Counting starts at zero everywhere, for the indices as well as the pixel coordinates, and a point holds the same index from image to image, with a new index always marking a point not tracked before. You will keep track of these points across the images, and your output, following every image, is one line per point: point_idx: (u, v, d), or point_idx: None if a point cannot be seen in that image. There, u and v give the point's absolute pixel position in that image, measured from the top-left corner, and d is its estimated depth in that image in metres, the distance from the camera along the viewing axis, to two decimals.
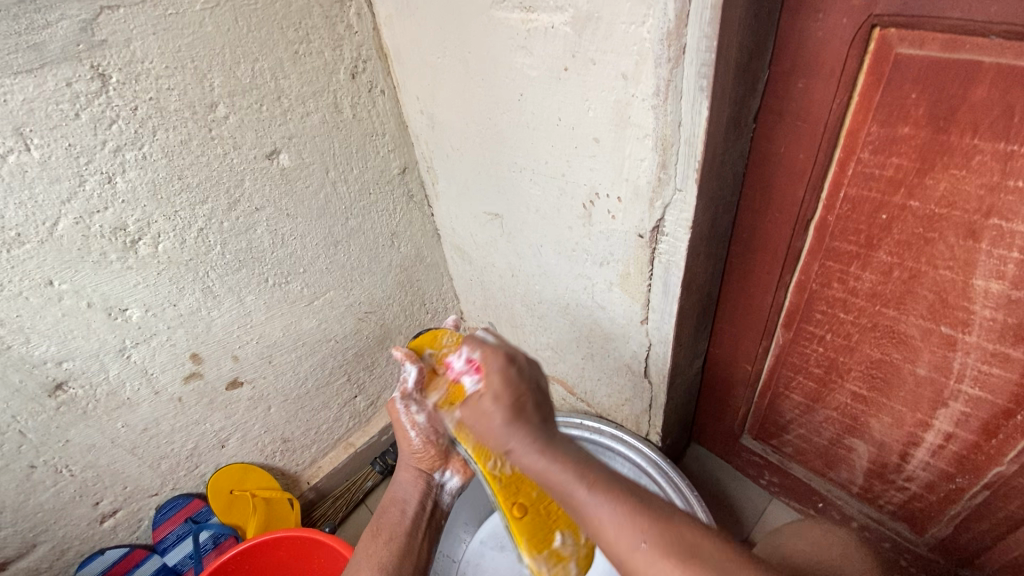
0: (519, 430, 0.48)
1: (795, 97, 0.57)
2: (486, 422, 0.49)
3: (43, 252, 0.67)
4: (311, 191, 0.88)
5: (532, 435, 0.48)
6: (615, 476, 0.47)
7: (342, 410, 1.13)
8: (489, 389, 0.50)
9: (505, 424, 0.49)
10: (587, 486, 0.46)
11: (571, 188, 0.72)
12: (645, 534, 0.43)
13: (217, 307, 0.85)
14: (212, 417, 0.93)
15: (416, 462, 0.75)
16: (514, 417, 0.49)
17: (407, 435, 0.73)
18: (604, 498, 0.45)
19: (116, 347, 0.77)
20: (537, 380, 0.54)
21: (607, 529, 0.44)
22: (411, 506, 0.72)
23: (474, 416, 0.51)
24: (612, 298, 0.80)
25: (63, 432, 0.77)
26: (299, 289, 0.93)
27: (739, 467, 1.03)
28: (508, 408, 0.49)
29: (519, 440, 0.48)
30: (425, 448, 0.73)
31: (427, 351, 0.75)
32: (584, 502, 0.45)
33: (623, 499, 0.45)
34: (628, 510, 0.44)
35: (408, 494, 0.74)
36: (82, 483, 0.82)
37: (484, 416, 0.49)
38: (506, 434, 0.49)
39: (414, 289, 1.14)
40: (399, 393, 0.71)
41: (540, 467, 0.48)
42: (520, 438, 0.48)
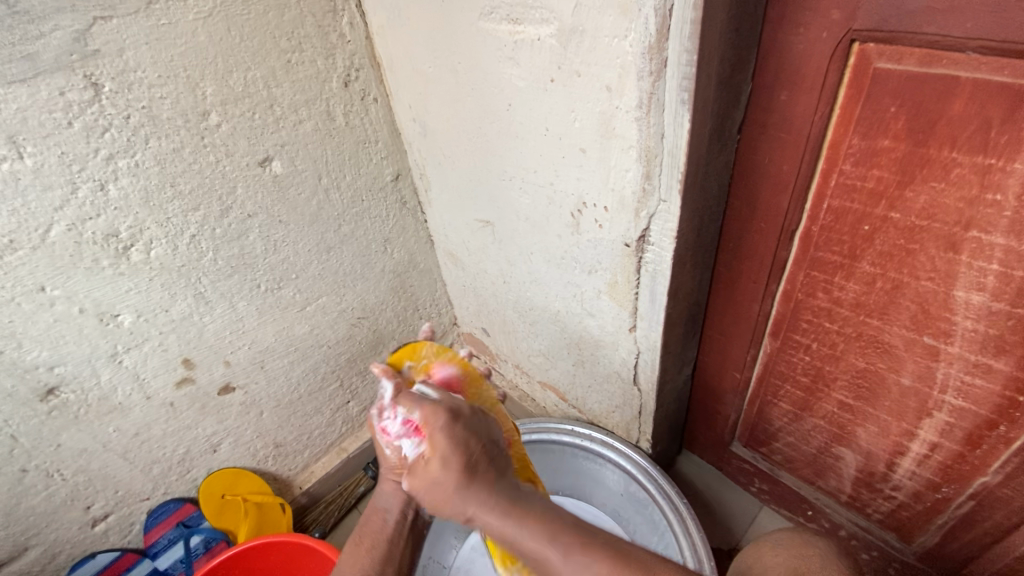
0: (477, 494, 0.49)
1: (778, 109, 0.58)
2: (438, 486, 0.50)
3: (35, 259, 0.67)
4: (303, 198, 0.89)
5: (491, 504, 0.49)
6: (580, 528, 0.47)
7: (334, 415, 1.14)
8: (437, 451, 0.51)
9: (459, 489, 0.49)
10: (552, 547, 0.46)
11: (559, 197, 0.73)
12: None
13: (210, 313, 0.85)
14: (204, 422, 0.93)
15: (395, 478, 0.69)
16: (467, 485, 0.49)
17: (383, 453, 0.65)
18: (569, 560, 0.45)
19: (108, 353, 0.78)
20: (489, 434, 0.55)
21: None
22: (393, 514, 0.69)
23: (426, 484, 0.51)
24: (601, 306, 0.80)
25: (55, 437, 0.77)
26: (291, 295, 0.94)
27: (729, 474, 1.03)
28: (461, 470, 0.50)
29: (478, 504, 0.49)
30: (405, 465, 0.67)
31: (407, 365, 0.75)
32: (551, 567, 0.45)
33: (592, 551, 0.45)
34: (600, 562, 0.45)
35: (390, 502, 0.70)
36: (74, 488, 0.82)
37: (435, 481, 0.50)
38: (461, 498, 0.49)
39: (407, 295, 1.15)
40: (380, 406, 0.68)
41: (503, 531, 0.48)
42: (478, 503, 0.48)
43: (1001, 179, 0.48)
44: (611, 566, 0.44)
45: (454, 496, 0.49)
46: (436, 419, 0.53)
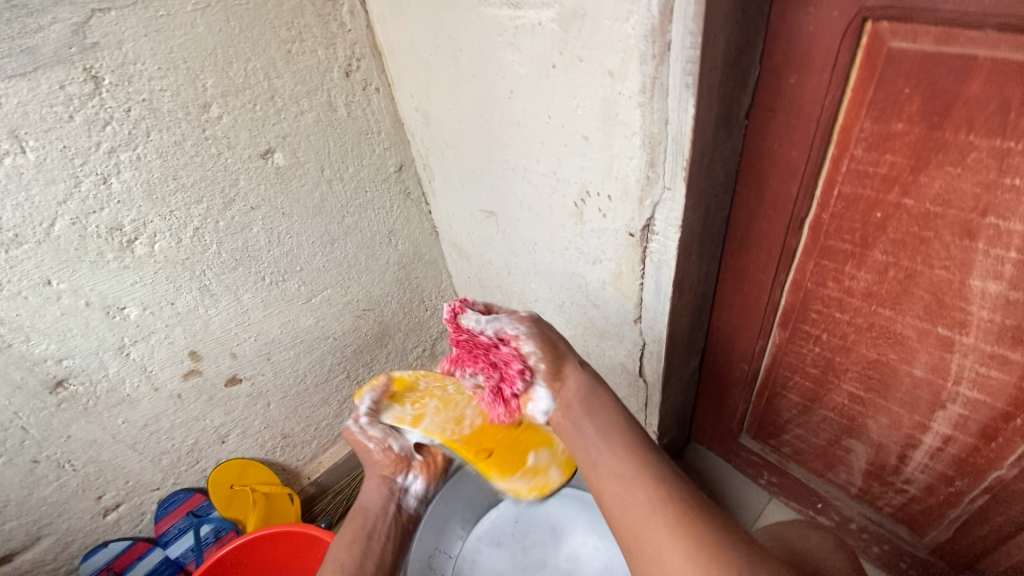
0: (589, 412, 0.60)
1: (787, 92, 0.56)
2: (563, 395, 0.63)
3: (41, 252, 0.68)
4: (306, 189, 0.88)
5: (598, 418, 0.59)
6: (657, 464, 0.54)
7: (341, 406, 1.14)
8: (569, 370, 0.64)
9: (584, 404, 0.61)
10: (628, 459, 0.54)
11: (562, 187, 0.72)
12: (660, 506, 0.49)
13: (215, 305, 0.86)
14: (211, 414, 0.94)
15: (379, 469, 0.70)
16: (587, 398, 0.62)
17: (369, 456, 0.70)
18: (633, 470, 0.52)
19: (115, 346, 0.79)
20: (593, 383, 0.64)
21: (625, 505, 0.51)
22: (373, 511, 0.68)
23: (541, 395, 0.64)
24: (606, 297, 0.79)
25: (65, 428, 0.79)
26: (296, 287, 0.94)
27: (738, 466, 1.02)
28: (587, 391, 0.62)
29: (582, 420, 0.60)
30: (387, 454, 0.69)
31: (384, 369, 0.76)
32: (618, 479, 0.53)
33: (645, 481, 0.51)
34: (655, 489, 0.50)
35: (371, 501, 0.69)
36: (85, 478, 0.84)
37: (563, 391, 0.63)
38: (577, 410, 0.61)
39: (413, 286, 1.14)
40: (352, 418, 0.70)
41: (592, 441, 0.58)
42: (590, 416, 0.60)
43: (1021, 163, 0.46)
44: (662, 495, 0.49)
45: (573, 401, 0.62)
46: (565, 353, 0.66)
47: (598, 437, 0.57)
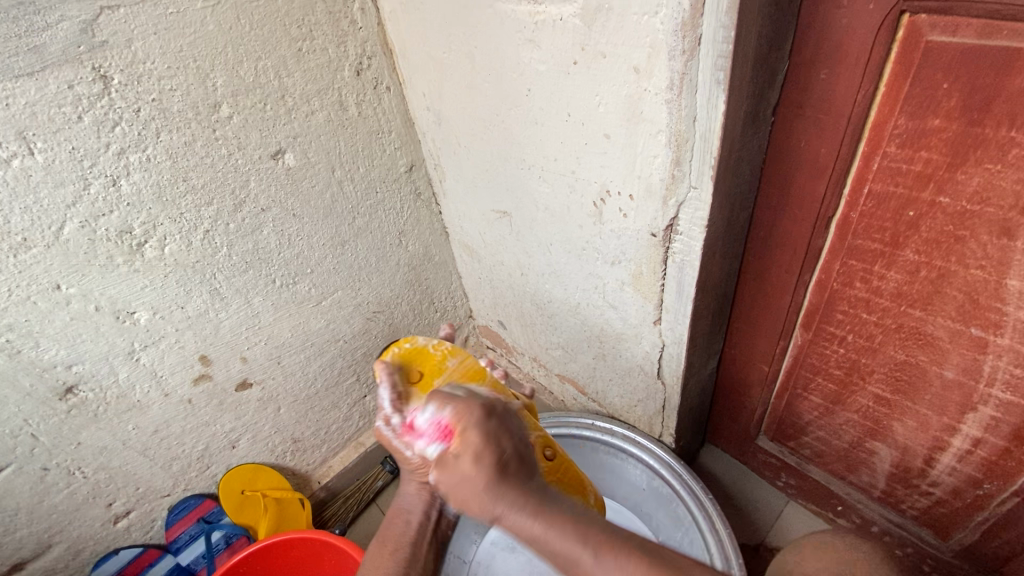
0: (503, 496, 0.44)
1: (817, 88, 0.54)
2: (466, 484, 0.45)
3: (49, 256, 0.66)
4: (317, 190, 0.87)
5: (522, 501, 0.44)
6: (610, 527, 0.45)
7: (352, 409, 1.13)
8: (468, 447, 0.46)
9: (489, 490, 0.44)
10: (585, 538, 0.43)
11: (581, 186, 0.70)
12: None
13: (225, 309, 0.84)
14: (222, 418, 0.92)
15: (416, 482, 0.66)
16: (493, 480, 0.45)
17: None
18: (605, 556, 0.42)
19: (125, 351, 0.77)
20: (519, 431, 0.50)
21: None
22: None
23: (453, 480, 0.46)
24: (624, 299, 0.78)
25: (75, 435, 0.77)
26: (306, 290, 0.93)
27: (754, 468, 1.00)
28: (491, 470, 0.45)
29: (507, 505, 0.44)
30: (426, 479, 0.66)
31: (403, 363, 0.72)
32: (589, 568, 0.42)
33: (633, 559, 0.42)
34: (644, 569, 0.41)
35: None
36: (95, 485, 0.82)
37: (466, 480, 0.45)
38: (492, 499, 0.44)
39: (423, 288, 1.13)
40: (378, 417, 0.65)
41: (534, 533, 0.44)
42: (510, 505, 0.44)
43: None
44: (656, 572, 0.41)
45: (482, 495, 0.44)
46: (470, 415, 0.48)
47: (532, 520, 0.44)
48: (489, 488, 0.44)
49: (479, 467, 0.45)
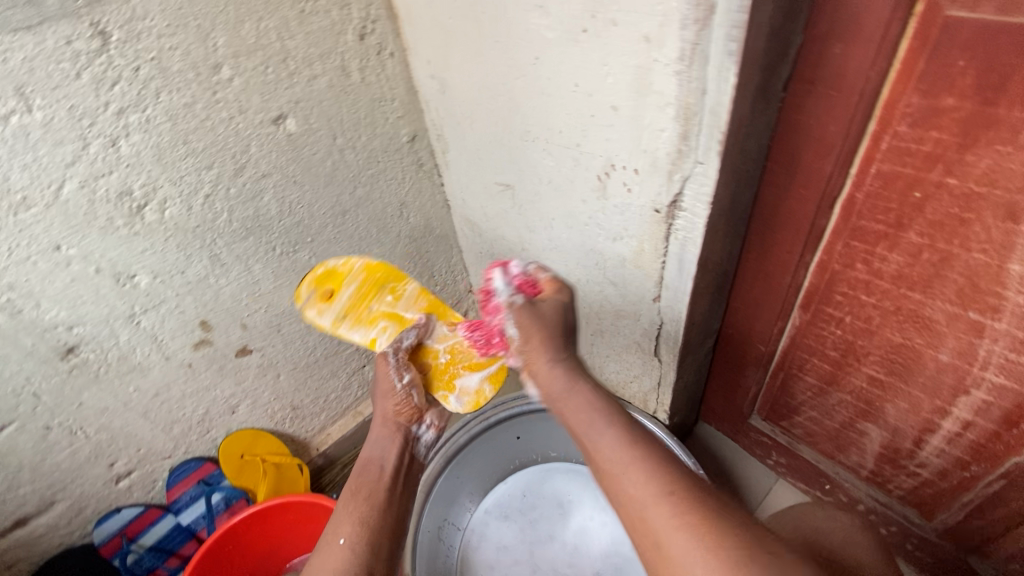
0: (562, 365, 0.58)
1: (830, 64, 0.53)
2: (535, 332, 0.59)
3: (49, 216, 0.66)
4: (318, 157, 0.86)
5: (576, 380, 0.58)
6: (646, 437, 0.51)
7: (350, 379, 1.14)
8: (546, 309, 0.61)
9: (552, 352, 0.59)
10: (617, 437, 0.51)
11: (585, 160, 0.70)
12: (664, 486, 0.45)
13: (226, 275, 0.84)
14: (222, 383, 0.93)
15: (393, 414, 0.70)
16: (558, 348, 0.59)
17: (388, 386, 0.71)
18: (636, 453, 0.49)
19: (125, 313, 0.77)
20: (578, 327, 0.64)
21: (630, 475, 0.47)
22: (389, 464, 0.68)
23: (526, 324, 0.60)
24: (624, 275, 0.78)
25: (77, 395, 0.78)
26: (307, 259, 0.93)
27: (746, 446, 1.02)
28: (556, 328, 0.60)
29: (562, 372, 0.58)
30: (405, 398, 0.70)
31: (308, 292, 0.78)
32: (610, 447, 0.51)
33: (652, 455, 0.48)
34: (653, 468, 0.47)
35: (385, 450, 0.69)
36: (97, 445, 0.84)
37: (533, 327, 0.60)
38: (552, 353, 0.59)
39: (423, 261, 1.13)
40: (392, 346, 0.73)
41: (575, 404, 0.56)
42: (559, 369, 0.58)
43: None
44: (661, 475, 0.46)
45: (545, 350, 0.59)
46: (557, 295, 0.62)
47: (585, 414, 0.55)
48: (550, 350, 0.59)
49: (553, 317, 0.61)
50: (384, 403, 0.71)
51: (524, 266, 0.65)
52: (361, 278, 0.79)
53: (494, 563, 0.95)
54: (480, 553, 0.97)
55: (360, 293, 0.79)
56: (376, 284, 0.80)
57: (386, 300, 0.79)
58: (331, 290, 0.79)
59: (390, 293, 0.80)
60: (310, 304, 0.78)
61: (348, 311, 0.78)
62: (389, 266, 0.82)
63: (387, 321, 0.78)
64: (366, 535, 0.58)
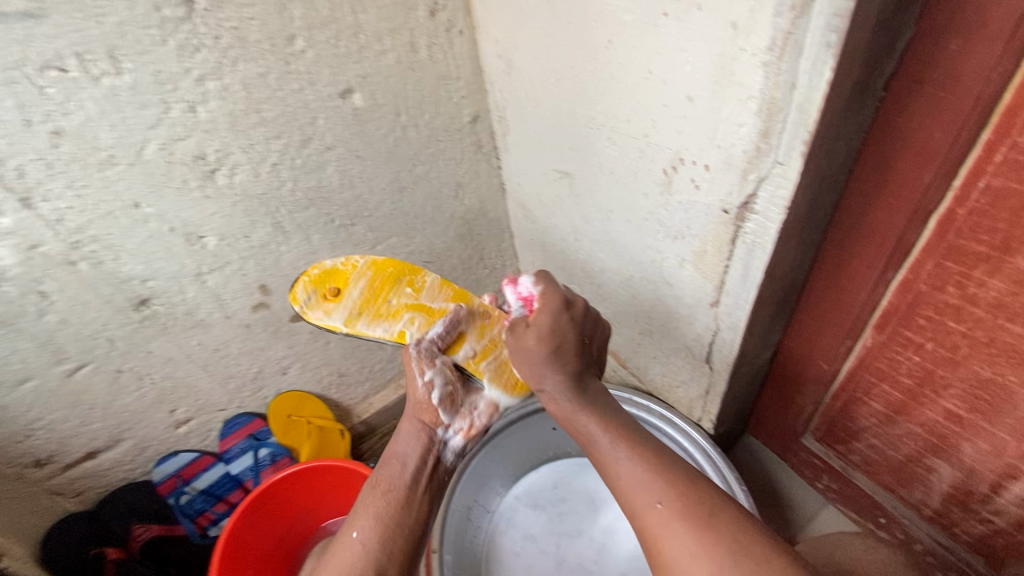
0: (556, 373, 0.62)
1: (943, 62, 0.47)
2: (528, 354, 0.63)
3: (132, 175, 0.70)
4: (381, 134, 0.87)
5: (570, 388, 0.61)
6: (646, 440, 0.56)
7: (394, 353, 1.16)
8: (537, 326, 0.64)
9: (544, 362, 0.62)
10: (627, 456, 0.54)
11: (651, 152, 0.66)
12: (662, 495, 0.50)
13: (286, 242, 0.87)
14: (275, 345, 0.97)
15: (418, 413, 0.71)
16: (550, 358, 0.62)
17: (414, 383, 0.71)
18: (632, 455, 0.54)
19: (193, 272, 0.82)
20: (589, 333, 0.67)
21: (626, 479, 0.53)
22: (410, 463, 0.68)
23: (519, 349, 0.64)
24: (681, 276, 0.75)
25: (146, 344, 0.84)
26: (362, 233, 0.95)
27: (793, 466, 0.97)
28: (550, 346, 0.63)
29: (555, 382, 0.62)
30: (428, 399, 0.71)
31: (314, 293, 0.78)
32: (613, 457, 0.55)
33: (648, 459, 0.53)
34: (652, 471, 0.52)
35: (408, 449, 0.69)
36: (161, 391, 0.90)
37: (528, 349, 0.63)
38: (545, 367, 0.62)
39: (474, 243, 1.13)
40: (413, 338, 0.73)
41: (570, 414, 0.61)
42: (554, 380, 0.61)
43: None
44: (661, 482, 0.51)
45: (540, 368, 0.62)
46: (550, 300, 0.65)
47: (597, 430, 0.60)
48: (547, 372, 0.62)
49: (552, 333, 0.63)
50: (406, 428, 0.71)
51: (529, 282, 0.68)
52: (368, 275, 0.79)
53: (519, 550, 0.95)
54: (507, 538, 0.97)
55: (373, 288, 0.78)
56: (389, 279, 0.79)
57: (404, 293, 0.78)
58: (338, 289, 0.78)
59: (407, 286, 0.79)
60: (312, 305, 0.77)
61: (363, 306, 0.77)
62: (401, 264, 0.82)
63: (409, 312, 0.77)
64: (377, 532, 0.61)
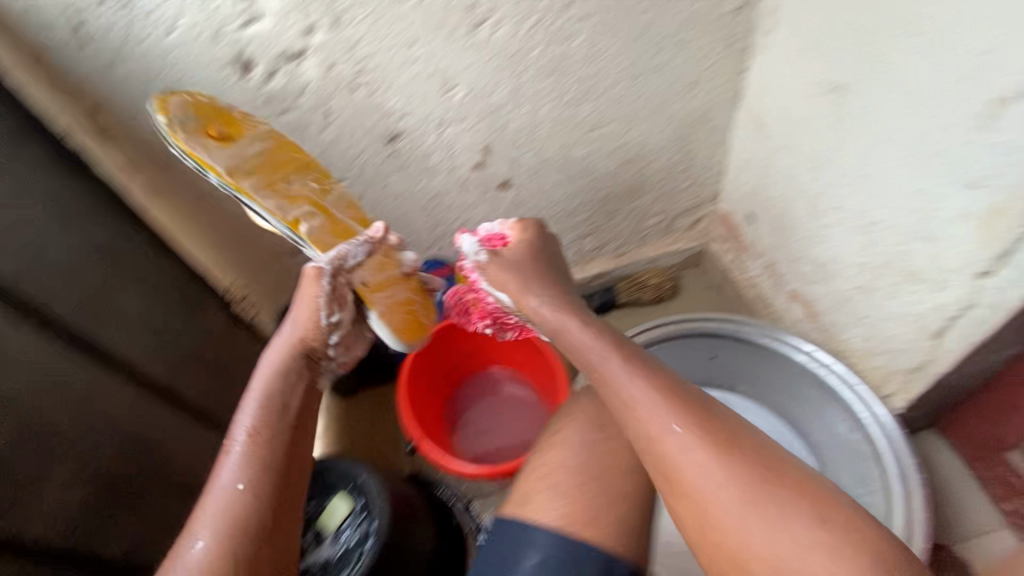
0: (615, 362, 0.66)
1: None
2: (579, 341, 0.71)
3: (415, 14, 0.75)
4: (640, 8, 0.82)
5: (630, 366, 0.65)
6: (696, 405, 0.61)
7: (571, 243, 1.20)
8: (520, 266, 0.78)
9: (598, 346, 0.69)
10: (699, 444, 0.58)
11: (984, 75, 0.56)
12: (734, 483, 0.56)
13: (518, 108, 0.90)
14: (479, 206, 1.06)
15: (301, 332, 0.71)
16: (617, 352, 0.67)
17: (305, 304, 0.70)
18: (694, 436, 0.59)
19: (437, 119, 0.89)
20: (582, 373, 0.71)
21: (683, 459, 0.58)
22: (288, 406, 0.67)
23: (504, 282, 0.78)
24: (951, 231, 0.66)
25: (385, 176, 0.95)
26: (586, 114, 0.94)
27: (983, 474, 0.87)
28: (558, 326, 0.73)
29: (615, 362, 0.66)
30: (314, 317, 0.70)
31: (190, 116, 0.70)
32: (664, 435, 0.59)
33: (711, 445, 0.58)
34: (727, 466, 0.57)
35: (282, 395, 0.67)
36: (386, 221, 1.04)
37: (581, 333, 0.71)
38: (600, 358, 0.67)
39: (685, 150, 1.06)
40: (332, 258, 0.71)
41: (622, 392, 0.64)
42: (617, 365, 0.65)
43: None
44: (735, 474, 0.57)
45: (597, 351, 0.68)
46: (529, 238, 0.80)
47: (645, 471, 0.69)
48: (592, 359, 0.68)
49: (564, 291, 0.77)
50: (281, 341, 0.71)
51: (495, 224, 0.80)
52: (269, 142, 0.74)
53: None
54: None
55: (272, 159, 0.73)
56: (291, 165, 0.75)
57: (307, 185, 0.76)
58: (226, 133, 0.72)
59: (314, 184, 0.77)
60: (183, 125, 0.69)
61: (263, 176, 0.72)
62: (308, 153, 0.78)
63: (310, 205, 0.74)
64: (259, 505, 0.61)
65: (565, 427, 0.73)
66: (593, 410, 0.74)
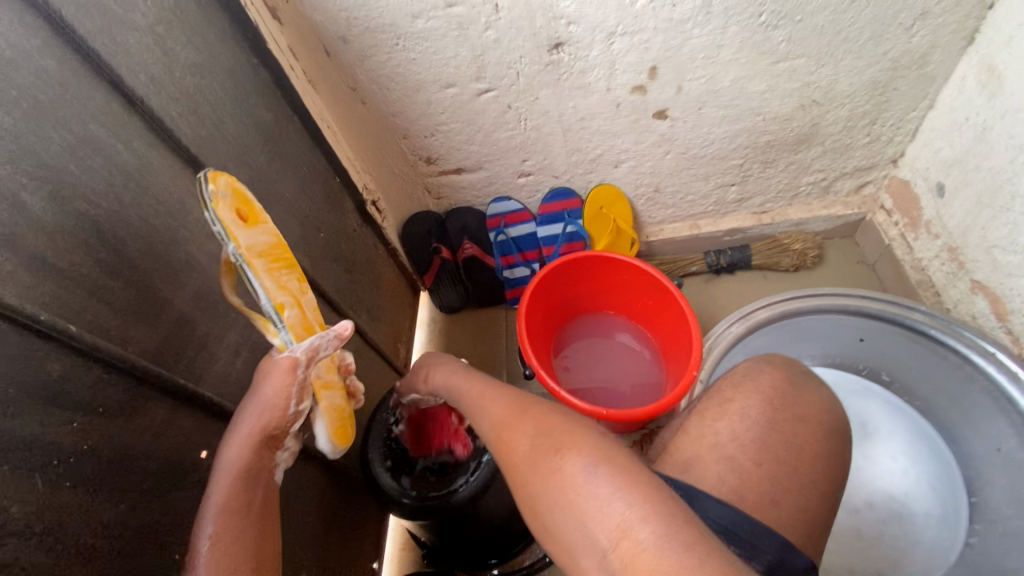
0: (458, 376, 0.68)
1: None
2: (439, 368, 0.73)
3: None
4: None
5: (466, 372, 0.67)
6: (536, 407, 0.51)
7: (713, 191, 1.10)
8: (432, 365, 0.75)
9: (452, 369, 0.71)
10: (562, 408, 0.52)
11: None
12: (557, 441, 0.45)
13: (703, 26, 0.79)
14: (626, 136, 0.97)
15: (265, 416, 0.55)
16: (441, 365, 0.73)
17: (259, 384, 0.56)
18: (528, 426, 0.49)
19: (609, 30, 0.80)
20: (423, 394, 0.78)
21: (519, 453, 0.47)
22: (242, 474, 0.53)
23: (434, 361, 0.76)
24: None
25: (538, 90, 0.89)
26: (780, 40, 0.81)
27: None
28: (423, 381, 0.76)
29: (445, 369, 0.72)
30: (286, 413, 0.56)
31: (223, 180, 0.51)
32: (502, 432, 0.51)
33: (537, 412, 0.50)
34: (552, 425, 0.48)
35: (246, 463, 0.53)
36: (525, 140, 0.98)
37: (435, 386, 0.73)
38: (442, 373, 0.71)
39: (881, 99, 0.90)
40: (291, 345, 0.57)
41: (454, 386, 0.67)
42: (453, 377, 0.68)
43: None
44: (552, 433, 0.47)
45: (438, 376, 0.72)
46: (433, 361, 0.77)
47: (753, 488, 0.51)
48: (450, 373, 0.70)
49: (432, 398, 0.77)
50: (238, 443, 0.54)
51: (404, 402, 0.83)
52: (274, 237, 0.57)
53: None
54: None
55: (269, 257, 0.56)
56: (286, 260, 0.59)
57: (291, 282, 0.59)
58: (241, 211, 0.53)
59: (298, 279, 0.60)
60: (223, 195, 0.51)
61: (263, 256, 0.54)
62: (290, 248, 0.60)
63: (293, 295, 0.58)
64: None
65: (738, 400, 0.58)
66: (779, 380, 0.60)
